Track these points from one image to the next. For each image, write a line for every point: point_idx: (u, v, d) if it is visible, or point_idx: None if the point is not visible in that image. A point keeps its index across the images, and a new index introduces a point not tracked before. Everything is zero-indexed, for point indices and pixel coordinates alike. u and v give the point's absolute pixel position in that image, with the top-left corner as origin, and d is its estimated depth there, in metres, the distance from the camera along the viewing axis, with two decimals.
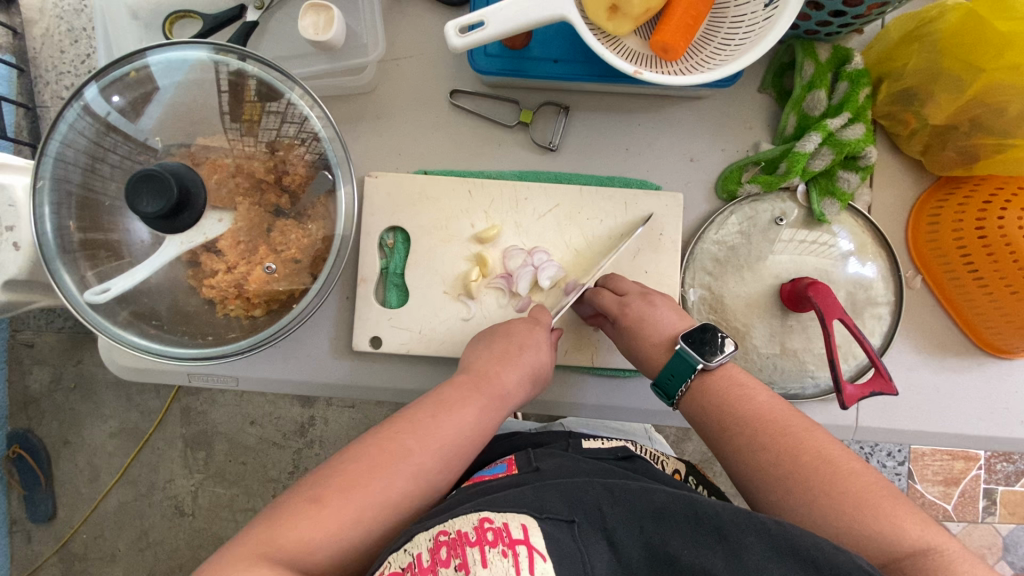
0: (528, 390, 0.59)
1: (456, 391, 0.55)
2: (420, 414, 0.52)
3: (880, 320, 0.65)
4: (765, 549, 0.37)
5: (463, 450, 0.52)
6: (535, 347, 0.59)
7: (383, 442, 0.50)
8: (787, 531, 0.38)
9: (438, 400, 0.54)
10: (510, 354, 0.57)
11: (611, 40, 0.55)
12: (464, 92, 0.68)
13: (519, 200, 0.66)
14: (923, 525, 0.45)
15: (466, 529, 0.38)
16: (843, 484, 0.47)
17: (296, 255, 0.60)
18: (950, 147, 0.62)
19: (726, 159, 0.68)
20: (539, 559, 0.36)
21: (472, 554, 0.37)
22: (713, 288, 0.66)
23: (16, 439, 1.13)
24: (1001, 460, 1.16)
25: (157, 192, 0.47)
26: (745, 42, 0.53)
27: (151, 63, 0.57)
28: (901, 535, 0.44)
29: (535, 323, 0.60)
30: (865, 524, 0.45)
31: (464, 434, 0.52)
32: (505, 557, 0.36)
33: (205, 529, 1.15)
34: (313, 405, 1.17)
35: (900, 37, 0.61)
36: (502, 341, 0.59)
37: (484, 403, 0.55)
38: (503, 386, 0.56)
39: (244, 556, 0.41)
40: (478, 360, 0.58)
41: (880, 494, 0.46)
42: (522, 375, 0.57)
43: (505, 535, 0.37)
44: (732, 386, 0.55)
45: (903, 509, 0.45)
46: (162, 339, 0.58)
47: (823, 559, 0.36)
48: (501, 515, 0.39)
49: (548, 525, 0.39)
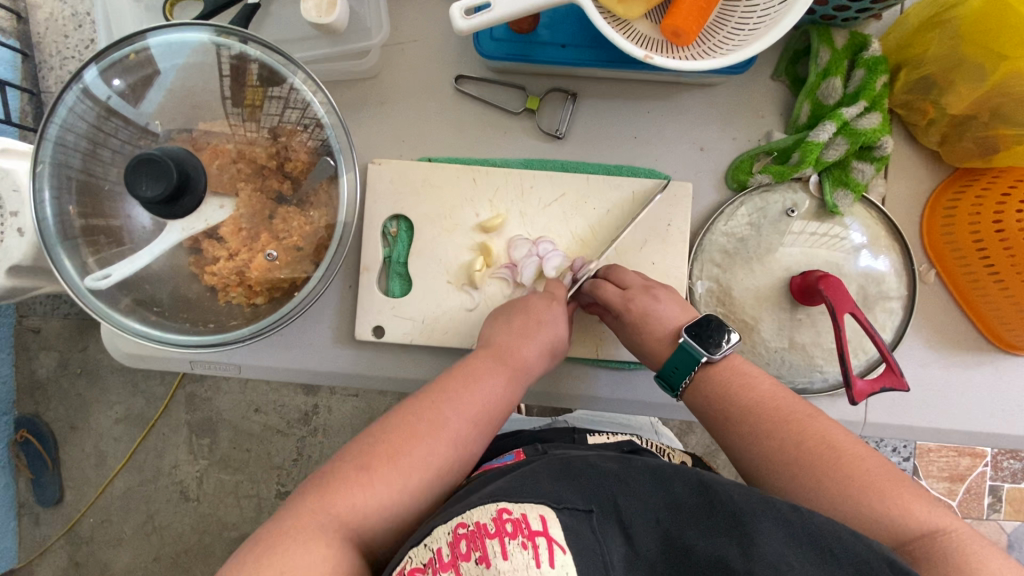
0: (550, 363, 0.59)
1: (483, 361, 0.55)
2: (451, 384, 0.53)
3: (892, 314, 0.64)
4: (782, 534, 0.37)
5: (496, 415, 0.53)
6: (553, 321, 0.57)
7: (420, 411, 0.51)
8: (804, 519, 0.38)
9: (465, 372, 0.54)
10: (529, 330, 0.56)
11: (621, 23, 0.54)
12: (469, 77, 0.67)
13: (524, 188, 0.64)
14: (929, 507, 0.44)
15: (484, 521, 0.37)
16: (847, 468, 0.46)
17: (298, 242, 0.59)
18: (968, 138, 0.60)
19: (737, 148, 0.66)
20: (559, 551, 0.34)
21: (491, 546, 0.35)
22: (721, 280, 0.65)
23: (24, 424, 1.13)
24: (1008, 457, 1.14)
25: (156, 177, 0.46)
26: (760, 27, 0.51)
27: (151, 45, 0.56)
28: (908, 517, 0.44)
29: (552, 298, 0.58)
30: (871, 506, 0.44)
31: (495, 400, 0.53)
32: (525, 549, 0.34)
33: (210, 515, 1.16)
34: (317, 393, 1.17)
35: (919, 23, 0.59)
36: (520, 316, 0.57)
37: (511, 372, 0.55)
38: (524, 360, 0.56)
39: (271, 543, 0.43)
40: (498, 334, 0.57)
41: (885, 477, 0.46)
42: (539, 353, 0.56)
43: (524, 527, 0.36)
44: (735, 376, 0.54)
45: (909, 492, 0.45)
46: (162, 326, 0.58)
47: (840, 548, 0.37)
48: (520, 506, 0.37)
49: (565, 516, 0.37)
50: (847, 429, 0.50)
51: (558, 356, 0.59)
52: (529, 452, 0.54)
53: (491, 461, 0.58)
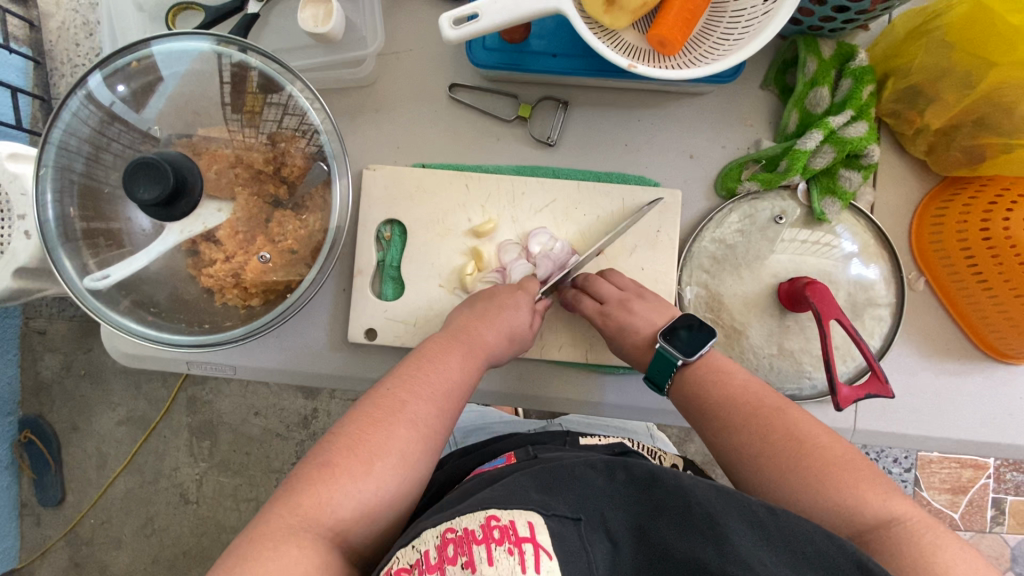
0: (508, 348, 0.59)
1: (437, 344, 0.56)
2: (406, 371, 0.53)
3: (880, 322, 0.64)
4: (757, 538, 0.38)
5: (446, 402, 0.53)
6: (514, 304, 0.59)
7: (359, 416, 0.50)
8: (780, 521, 0.39)
9: (413, 363, 0.54)
10: (490, 312, 0.58)
11: (608, 33, 0.55)
12: (463, 86, 0.68)
13: (516, 194, 0.66)
14: (884, 495, 0.45)
15: (473, 526, 0.38)
16: (809, 459, 0.47)
17: (293, 245, 0.60)
18: (955, 147, 0.61)
19: (727, 156, 0.67)
20: (545, 557, 0.35)
21: (477, 552, 0.36)
22: (710, 286, 0.66)
23: (28, 424, 1.15)
24: (1011, 469, 1.13)
25: (154, 180, 0.47)
26: (744, 37, 0.52)
27: (154, 53, 0.58)
28: (862, 506, 0.44)
29: (518, 288, 0.60)
30: (829, 495, 0.45)
31: (450, 378, 0.54)
32: (510, 555, 0.35)
33: (209, 517, 1.17)
34: (316, 397, 1.18)
35: (907, 33, 0.60)
36: (484, 302, 0.59)
37: (460, 357, 0.55)
38: (480, 339, 0.57)
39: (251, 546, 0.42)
40: (458, 319, 0.59)
41: (847, 467, 0.46)
42: (502, 332, 0.58)
43: (511, 533, 0.36)
44: (711, 372, 0.55)
45: (867, 481, 0.46)
46: (159, 326, 0.59)
47: (813, 552, 0.38)
48: (508, 512, 0.38)
49: (554, 523, 0.38)
50: (815, 419, 0.51)
51: (520, 341, 0.60)
52: (519, 458, 0.54)
53: (485, 462, 0.59)
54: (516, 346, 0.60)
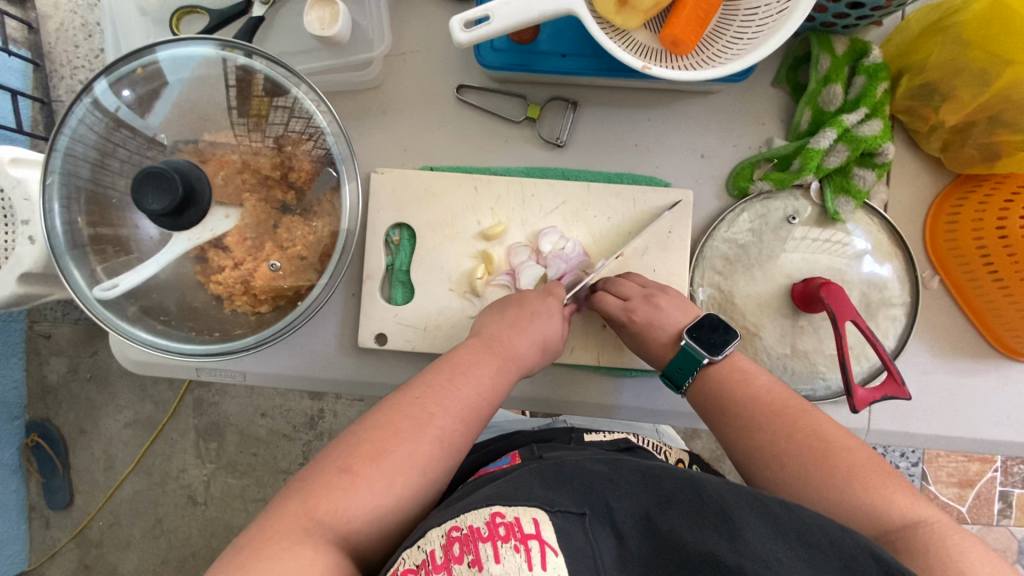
0: (537, 359, 0.58)
1: (465, 355, 0.54)
2: (436, 378, 0.52)
3: (895, 321, 0.64)
4: (770, 531, 0.37)
5: (476, 414, 0.51)
6: (546, 314, 0.58)
7: (389, 417, 0.49)
8: (793, 515, 0.38)
9: (447, 367, 0.53)
10: (522, 321, 0.57)
11: (620, 33, 0.54)
12: (470, 87, 0.67)
13: (526, 196, 0.65)
14: (911, 498, 0.44)
15: (478, 525, 0.37)
16: (835, 458, 0.47)
17: (302, 251, 0.59)
18: (970, 144, 0.60)
19: (738, 155, 0.66)
20: (551, 553, 0.35)
21: (484, 550, 0.35)
22: (722, 287, 0.65)
23: (35, 427, 1.15)
24: (1017, 463, 1.13)
25: (162, 190, 0.46)
26: (758, 36, 0.51)
27: (159, 59, 0.57)
28: (888, 506, 0.44)
29: (548, 293, 0.60)
30: (854, 495, 0.45)
31: (463, 404, 0.51)
32: (517, 552, 0.35)
33: (217, 518, 1.17)
34: (322, 398, 1.18)
35: (920, 29, 0.59)
36: (514, 309, 0.58)
37: (494, 367, 0.54)
38: (512, 350, 0.55)
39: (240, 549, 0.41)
40: (489, 325, 0.58)
41: (871, 468, 0.46)
42: (533, 344, 0.57)
43: (516, 530, 0.36)
44: (734, 373, 0.54)
45: (893, 482, 0.45)
46: (168, 335, 0.59)
47: (827, 541, 0.37)
48: (513, 509, 0.37)
49: (558, 518, 0.37)
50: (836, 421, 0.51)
51: (548, 353, 0.59)
52: (523, 455, 0.54)
53: (491, 461, 0.58)
54: (545, 357, 0.59)
